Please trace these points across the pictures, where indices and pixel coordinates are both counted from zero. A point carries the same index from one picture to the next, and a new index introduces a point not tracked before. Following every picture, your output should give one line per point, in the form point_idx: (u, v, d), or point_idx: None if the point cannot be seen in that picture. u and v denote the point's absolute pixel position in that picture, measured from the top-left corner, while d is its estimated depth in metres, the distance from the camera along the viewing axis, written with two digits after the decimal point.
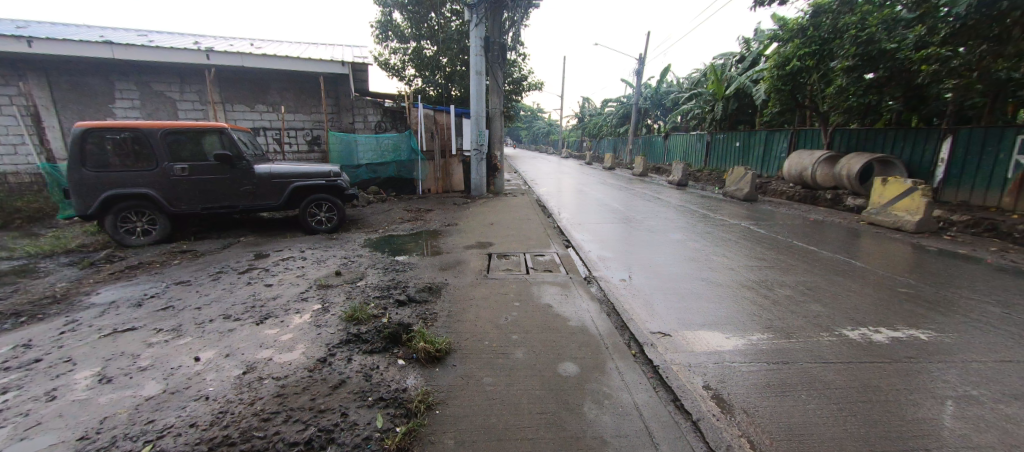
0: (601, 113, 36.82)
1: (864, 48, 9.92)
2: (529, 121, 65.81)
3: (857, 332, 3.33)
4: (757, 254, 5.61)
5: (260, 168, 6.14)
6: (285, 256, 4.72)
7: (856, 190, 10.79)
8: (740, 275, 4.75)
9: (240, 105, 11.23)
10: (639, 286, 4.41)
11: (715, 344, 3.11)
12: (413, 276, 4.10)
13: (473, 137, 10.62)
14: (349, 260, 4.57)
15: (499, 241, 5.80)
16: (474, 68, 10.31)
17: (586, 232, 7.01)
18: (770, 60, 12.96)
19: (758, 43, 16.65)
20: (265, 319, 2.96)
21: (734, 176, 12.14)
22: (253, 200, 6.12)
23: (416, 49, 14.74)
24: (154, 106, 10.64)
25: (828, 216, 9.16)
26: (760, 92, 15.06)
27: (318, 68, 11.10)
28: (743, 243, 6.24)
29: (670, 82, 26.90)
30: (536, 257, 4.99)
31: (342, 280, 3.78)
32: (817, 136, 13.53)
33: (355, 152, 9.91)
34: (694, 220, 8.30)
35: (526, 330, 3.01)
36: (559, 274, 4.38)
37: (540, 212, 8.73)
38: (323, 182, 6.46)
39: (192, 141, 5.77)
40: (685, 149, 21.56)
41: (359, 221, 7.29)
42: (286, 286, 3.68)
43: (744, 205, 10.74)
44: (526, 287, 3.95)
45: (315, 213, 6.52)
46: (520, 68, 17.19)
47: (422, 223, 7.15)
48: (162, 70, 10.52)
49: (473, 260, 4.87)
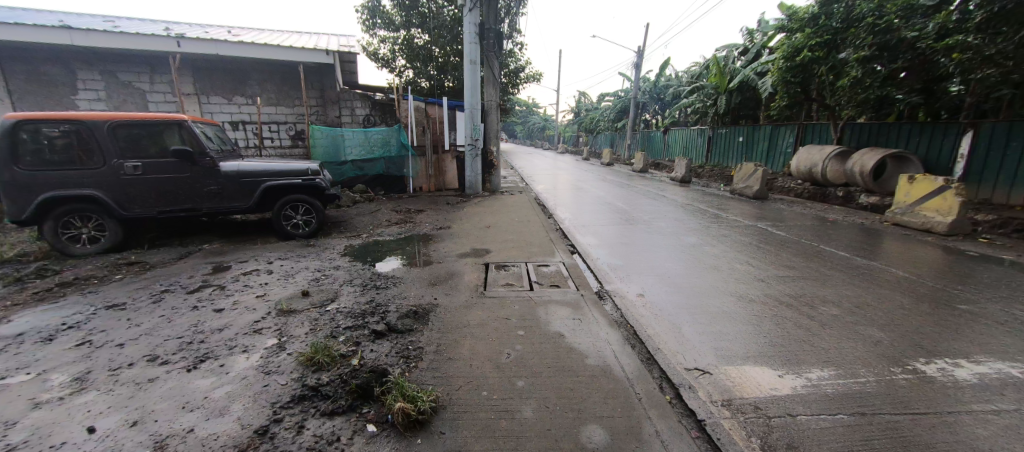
0: (597, 107, 36.18)
1: (881, 38, 9.42)
2: (523, 117, 64.99)
3: (933, 366, 2.75)
4: (785, 262, 5.02)
5: (226, 165, 5.44)
6: (249, 270, 4.06)
7: (870, 187, 10.29)
8: (773, 288, 4.17)
9: (216, 97, 10.45)
10: (659, 302, 3.81)
11: (769, 386, 2.50)
12: (396, 295, 3.45)
13: (467, 131, 9.92)
14: (322, 274, 3.91)
15: (497, 248, 5.15)
16: (469, 57, 9.59)
17: (591, 234, 6.45)
18: (777, 52, 12.39)
19: (762, 34, 16.11)
20: (200, 364, 2.31)
21: (743, 173, 11.57)
22: (219, 202, 5.44)
23: (407, 38, 13.98)
24: (121, 98, 9.83)
25: (846, 215, 8.63)
26: (766, 85, 14.47)
27: (300, 57, 10.36)
28: (766, 248, 5.66)
29: (669, 76, 26.28)
30: (539, 268, 4.36)
31: (309, 303, 3.12)
32: (826, 130, 12.99)
33: (341, 148, 9.25)
34: (706, 220, 7.70)
35: (535, 373, 2.38)
36: (568, 290, 3.76)
37: (540, 212, 8.10)
38: (300, 182, 5.77)
39: (148, 136, 5.09)
40: (686, 145, 21.00)
41: (342, 224, 6.62)
42: (241, 311, 3.02)
43: (754, 204, 10.15)
44: (530, 308, 3.33)
45: (290, 216, 5.83)
46: (515, 60, 16.47)
47: (412, 226, 6.49)
48: (129, 58, 9.73)
49: (467, 272, 4.22)
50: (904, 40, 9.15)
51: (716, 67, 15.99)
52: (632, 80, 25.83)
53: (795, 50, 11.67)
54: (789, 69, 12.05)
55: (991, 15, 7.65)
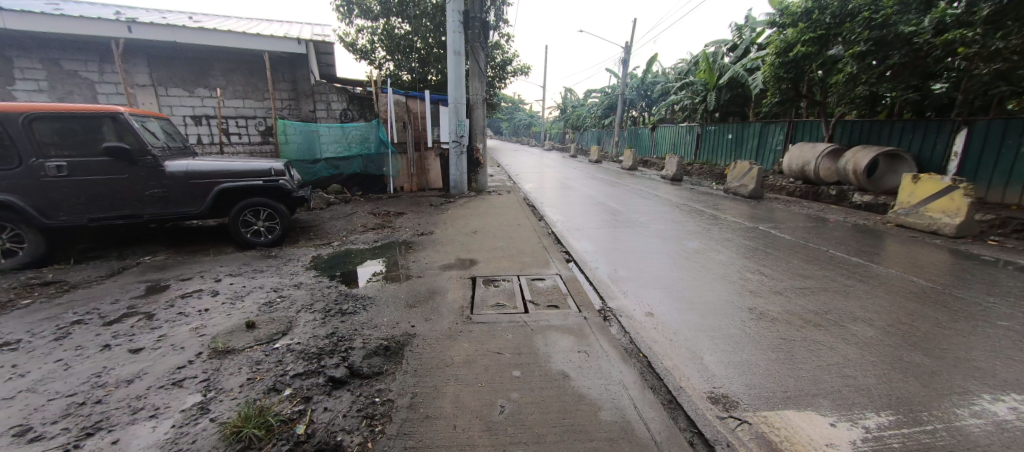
0: (584, 103, 35.78)
1: (877, 33, 9.19)
2: (509, 113, 64.27)
3: (1006, 404, 2.31)
4: (800, 270, 4.60)
5: (173, 164, 4.74)
6: (190, 291, 3.42)
7: (864, 186, 10.09)
8: (795, 304, 3.72)
9: (175, 89, 9.59)
10: (671, 323, 3.33)
11: (824, 441, 2.01)
12: (365, 323, 2.86)
13: (452, 127, 9.31)
14: (277, 296, 3.28)
15: (485, 258, 4.59)
16: (453, 48, 8.96)
17: (586, 239, 5.98)
18: (770, 47, 12.10)
19: (751, 30, 15.90)
20: (84, 440, 1.70)
21: (736, 171, 11.27)
22: (165, 207, 4.74)
23: (387, 28, 13.22)
24: (66, 89, 8.88)
25: (845, 214, 8.35)
26: (756, 81, 14.23)
27: (268, 46, 9.57)
28: (776, 254, 5.25)
29: (656, 71, 25.99)
30: (533, 283, 3.82)
31: (255, 338, 2.53)
32: (817, 128, 12.80)
33: (315, 145, 8.54)
34: (705, 222, 7.29)
35: (537, 437, 1.85)
36: (568, 312, 3.23)
37: (529, 214, 7.57)
38: (260, 183, 5.10)
39: (76, 131, 4.40)
40: (674, 142, 20.77)
41: (313, 230, 5.97)
42: (163, 353, 2.40)
43: (749, 204, 9.85)
44: (526, 338, 2.78)
45: (250, 223, 5.14)
46: (501, 52, 15.84)
47: (390, 232, 5.87)
48: (75, 45, 8.81)
49: (450, 290, 3.65)
50: (901, 35, 8.91)
51: (706, 63, 15.70)
52: (619, 76, 25.47)
53: (788, 45, 11.39)
54: (782, 65, 11.76)
55: (997, 9, 7.41)
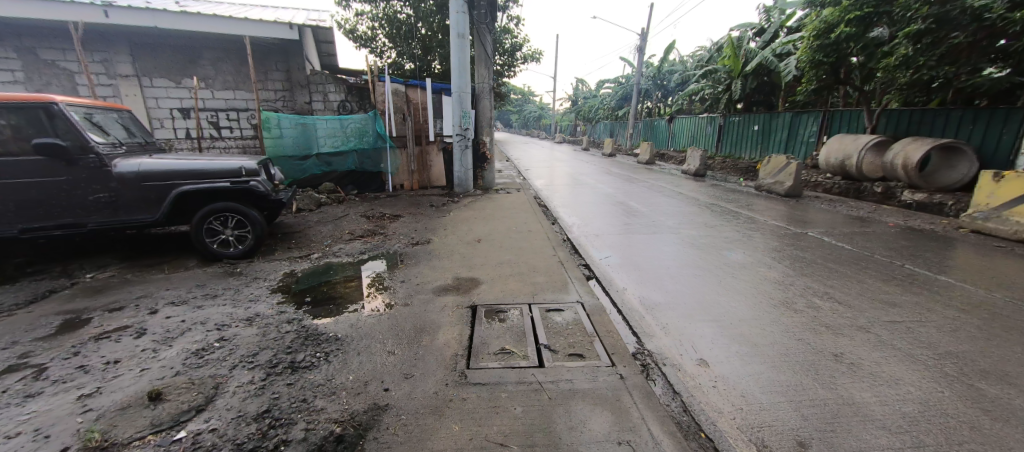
0: (596, 94, 34.58)
1: (939, 8, 8.04)
2: (519, 105, 63.01)
3: None
4: (879, 296, 3.70)
5: (122, 164, 4.05)
6: (114, 327, 2.69)
7: (915, 183, 8.95)
8: (892, 349, 2.84)
9: (161, 79, 8.99)
10: (734, 374, 2.51)
11: None
12: (320, 387, 2.08)
13: (456, 119, 8.48)
14: (218, 339, 2.52)
15: (488, 277, 3.79)
16: (456, 30, 8.12)
17: (608, 248, 5.15)
18: (806, 29, 10.86)
19: (780, 12, 14.68)
20: None
21: (770, 167, 10.25)
22: (113, 214, 4.06)
23: (388, 13, 12.41)
24: (44, 80, 8.30)
25: (902, 216, 7.33)
26: (789, 66, 12.96)
27: (257, 31, 8.85)
28: (841, 270, 4.33)
29: (672, 60, 24.74)
30: (549, 316, 3.01)
31: (152, 426, 1.75)
32: (857, 118, 11.64)
33: (306, 139, 7.80)
34: (744, 226, 6.36)
35: None
36: (598, 363, 2.42)
37: (540, 216, 6.74)
38: (227, 185, 4.35)
39: (14, 126, 3.81)
40: (693, 134, 19.61)
41: (294, 238, 5.22)
42: (12, 449, 1.63)
43: (786, 203, 8.85)
44: (542, 415, 1.96)
45: (215, 232, 4.39)
46: (510, 37, 14.88)
47: (380, 240, 5.09)
48: (51, 32, 8.19)
49: (442, 327, 2.85)
50: (969, 10, 7.77)
51: (731, 49, 14.52)
52: (634, 65, 24.29)
53: (828, 26, 10.14)
54: (819, 49, 10.50)
55: None
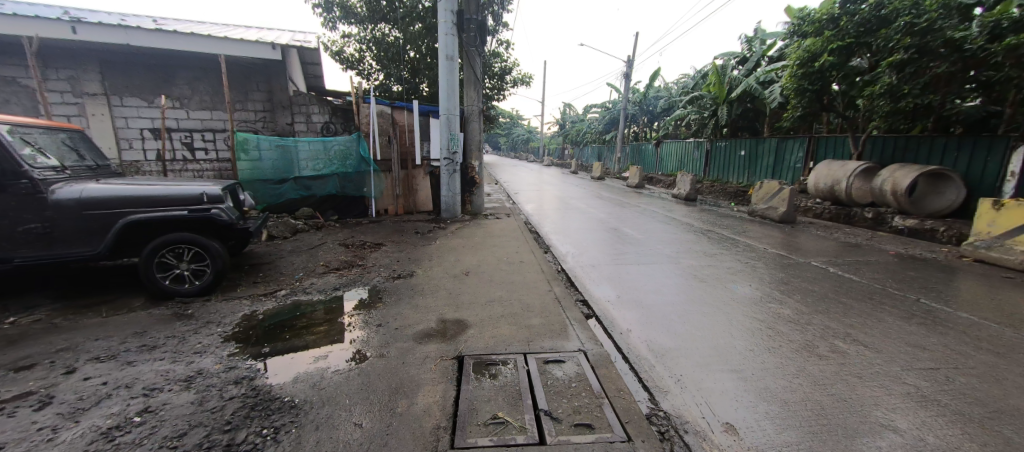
0: (584, 118, 35.06)
1: (919, 39, 8.18)
2: (507, 128, 63.65)
3: None
4: (905, 338, 3.37)
5: (62, 191, 3.59)
6: (12, 396, 2.17)
7: (905, 208, 8.91)
8: (940, 406, 2.48)
9: (132, 98, 8.52)
10: (768, 444, 2.11)
11: None
12: None
13: (443, 142, 8.19)
14: (139, 413, 2.03)
15: (477, 319, 3.37)
16: (444, 52, 7.92)
17: (605, 281, 4.80)
18: (790, 58, 11.03)
19: (762, 42, 15.07)
20: None
21: (763, 192, 10.16)
22: (46, 248, 3.56)
23: (377, 35, 12.28)
24: (3, 97, 7.79)
25: (899, 243, 7.19)
26: (774, 94, 13.10)
27: (237, 51, 8.52)
28: (857, 306, 4.02)
29: (658, 86, 25.27)
30: (548, 370, 2.59)
31: None
32: (843, 144, 11.75)
33: (284, 162, 7.38)
34: (745, 255, 6.08)
35: None
36: (610, 437, 2.00)
37: (532, 244, 6.38)
38: (185, 214, 3.90)
39: None
40: (680, 158, 19.77)
41: (262, 270, 4.71)
42: None
43: (781, 229, 8.70)
44: None
45: (168, 267, 3.89)
46: (499, 61, 14.89)
47: (357, 273, 4.62)
48: (14, 48, 7.72)
49: (422, 387, 2.39)
50: (948, 41, 7.92)
51: (716, 76, 14.76)
52: (621, 91, 24.72)
53: (811, 55, 10.28)
54: (804, 77, 10.61)
55: None
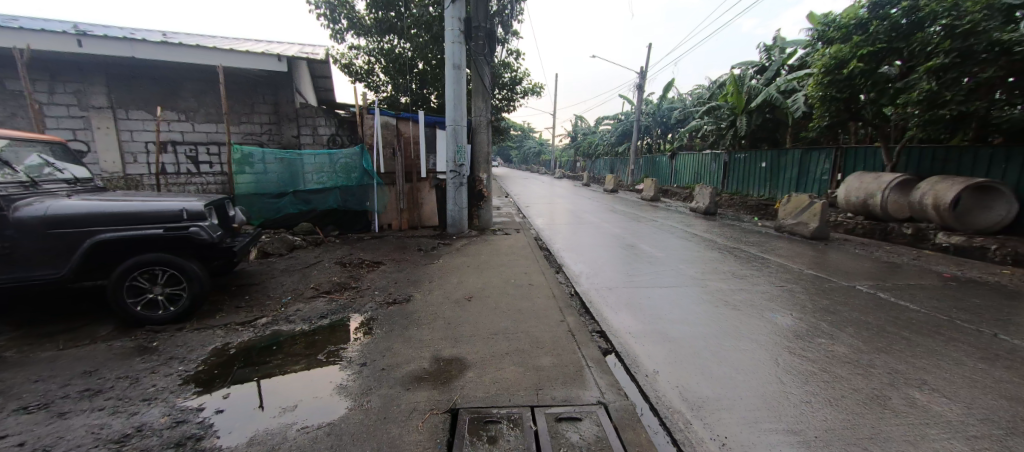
0: (596, 130, 34.67)
1: (962, 42, 7.52)
2: (518, 141, 63.59)
3: None
4: (995, 387, 2.77)
5: (26, 208, 3.27)
6: None
7: (950, 224, 8.17)
8: None
9: (137, 111, 8.41)
10: None
11: None
12: None
13: (450, 155, 7.83)
14: None
15: (477, 357, 2.89)
16: (451, 61, 7.63)
17: (624, 307, 4.29)
18: (815, 65, 10.45)
19: (782, 51, 14.52)
20: None
21: (790, 206, 9.52)
22: (8, 271, 3.23)
23: (386, 47, 12.17)
24: (8, 111, 7.72)
25: (951, 264, 6.50)
26: (797, 103, 12.46)
27: (241, 63, 8.36)
28: (925, 345, 3.41)
29: (672, 97, 24.76)
30: (561, 431, 2.10)
31: None
32: (873, 155, 11.07)
33: (284, 175, 7.08)
34: (779, 278, 5.49)
35: None
36: None
37: (543, 263, 5.90)
38: (160, 232, 3.55)
39: None
40: (697, 170, 19.18)
41: (249, 292, 4.34)
42: None
43: (812, 246, 8.05)
44: None
45: (141, 290, 3.53)
46: (510, 72, 14.65)
47: (349, 297, 4.19)
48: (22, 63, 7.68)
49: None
50: (996, 43, 7.19)
51: (733, 85, 14.24)
52: (634, 102, 24.31)
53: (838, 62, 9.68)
54: (832, 85, 9.95)
55: None
